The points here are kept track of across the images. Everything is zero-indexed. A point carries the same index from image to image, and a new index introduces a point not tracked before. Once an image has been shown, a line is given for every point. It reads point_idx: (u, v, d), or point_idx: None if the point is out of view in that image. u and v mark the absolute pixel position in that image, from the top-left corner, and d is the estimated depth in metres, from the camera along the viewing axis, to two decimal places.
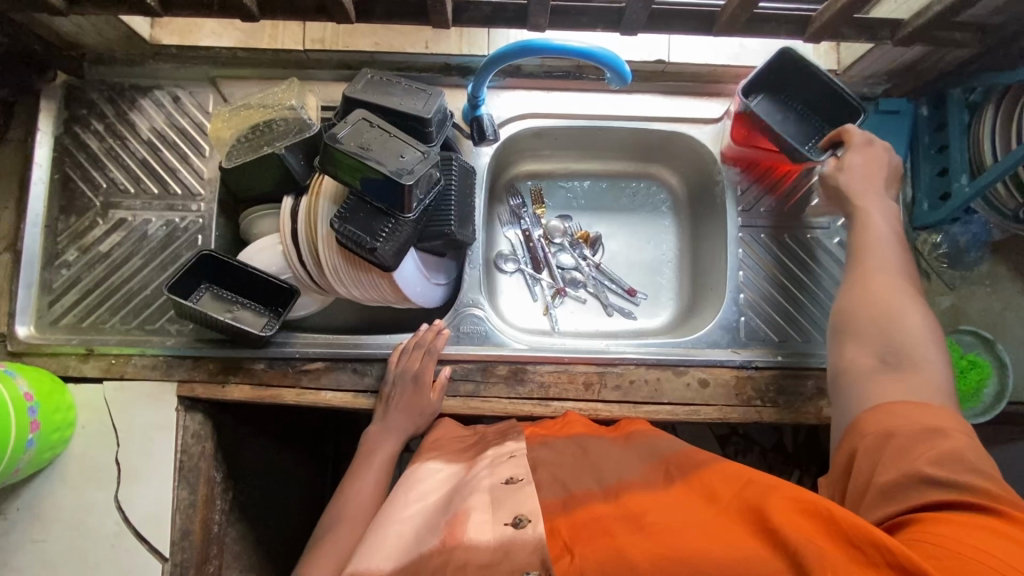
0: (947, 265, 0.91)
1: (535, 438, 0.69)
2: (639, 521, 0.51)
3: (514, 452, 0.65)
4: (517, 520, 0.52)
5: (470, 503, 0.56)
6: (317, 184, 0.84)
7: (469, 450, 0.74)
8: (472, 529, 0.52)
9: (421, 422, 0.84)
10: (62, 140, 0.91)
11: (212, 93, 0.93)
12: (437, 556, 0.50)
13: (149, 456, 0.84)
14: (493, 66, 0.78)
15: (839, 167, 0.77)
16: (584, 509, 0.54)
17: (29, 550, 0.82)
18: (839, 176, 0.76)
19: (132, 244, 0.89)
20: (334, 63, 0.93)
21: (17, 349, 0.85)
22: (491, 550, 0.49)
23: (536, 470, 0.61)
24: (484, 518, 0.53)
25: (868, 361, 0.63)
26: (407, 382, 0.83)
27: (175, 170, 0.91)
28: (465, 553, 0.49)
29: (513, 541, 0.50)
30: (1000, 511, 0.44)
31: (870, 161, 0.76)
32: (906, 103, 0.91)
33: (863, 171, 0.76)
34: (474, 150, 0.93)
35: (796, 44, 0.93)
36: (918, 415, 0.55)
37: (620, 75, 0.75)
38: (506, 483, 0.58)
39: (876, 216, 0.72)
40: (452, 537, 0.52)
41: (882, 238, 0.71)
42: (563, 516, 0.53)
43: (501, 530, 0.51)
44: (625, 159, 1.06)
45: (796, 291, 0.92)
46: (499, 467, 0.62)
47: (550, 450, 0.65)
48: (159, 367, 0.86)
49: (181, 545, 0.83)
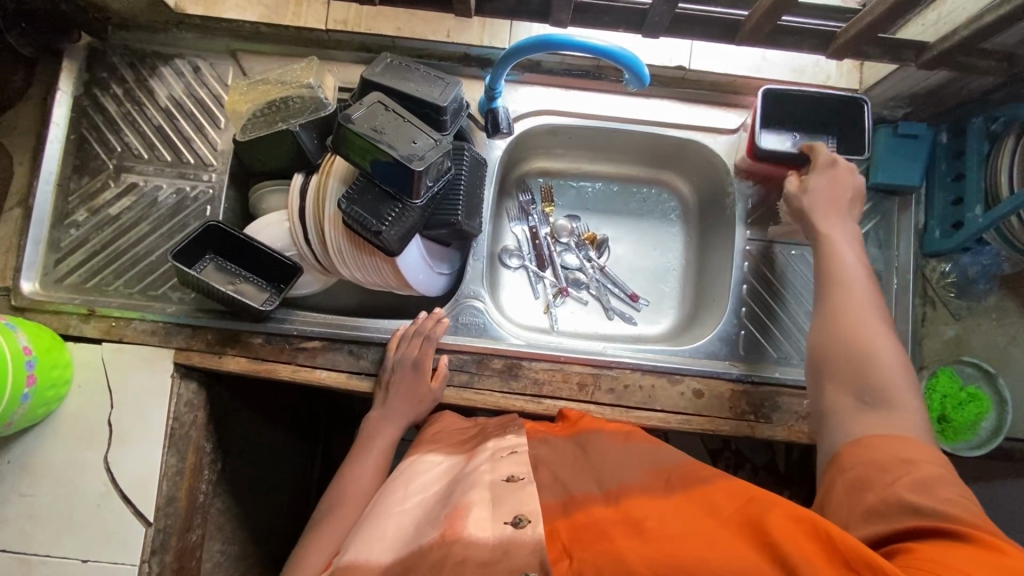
0: (954, 294, 0.90)
1: (534, 436, 0.69)
2: (640, 526, 0.50)
3: (516, 447, 0.65)
4: (517, 520, 0.52)
5: (471, 498, 0.56)
6: (329, 163, 0.84)
7: (469, 441, 0.74)
8: (472, 523, 0.52)
9: (420, 411, 0.83)
10: (81, 102, 0.92)
11: (231, 66, 0.93)
12: (436, 549, 0.51)
13: (141, 420, 0.84)
14: (511, 60, 0.78)
15: (803, 188, 0.78)
16: (583, 512, 0.54)
17: (17, 503, 0.83)
18: (802, 197, 0.77)
19: (142, 210, 0.90)
20: (355, 45, 0.93)
21: (21, 304, 0.86)
22: (490, 548, 0.49)
23: (536, 469, 0.61)
24: (484, 514, 0.54)
25: (848, 403, 0.61)
26: (407, 369, 0.83)
27: (189, 140, 0.92)
28: (462, 549, 0.50)
29: (512, 540, 0.50)
30: (978, 537, 0.43)
31: (834, 183, 0.76)
32: (927, 128, 0.89)
33: (826, 193, 0.76)
34: (488, 143, 0.93)
35: (819, 60, 0.92)
36: (897, 448, 0.54)
37: (640, 77, 0.74)
38: (506, 481, 0.58)
39: (845, 253, 0.71)
40: (451, 531, 0.52)
41: (850, 273, 0.69)
42: (564, 518, 0.53)
43: (502, 529, 0.52)
44: (638, 164, 1.06)
45: (770, 308, 0.92)
46: (500, 463, 0.62)
47: (548, 449, 0.66)
48: (159, 332, 0.86)
49: (166, 511, 0.84)
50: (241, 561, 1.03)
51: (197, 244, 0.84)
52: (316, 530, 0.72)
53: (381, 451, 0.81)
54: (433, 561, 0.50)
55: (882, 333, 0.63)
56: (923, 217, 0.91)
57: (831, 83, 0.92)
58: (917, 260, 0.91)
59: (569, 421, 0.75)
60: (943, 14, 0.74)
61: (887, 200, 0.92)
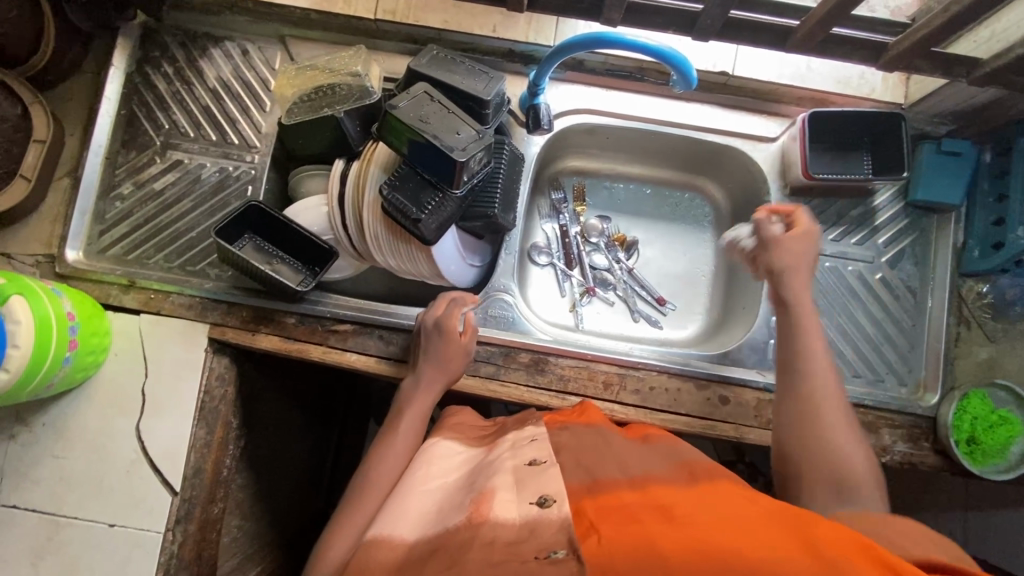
0: (990, 316, 0.89)
1: (552, 425, 0.70)
2: (671, 513, 0.50)
3: (534, 437, 0.65)
4: (543, 500, 0.53)
5: (494, 483, 0.56)
6: (371, 150, 0.85)
7: (489, 436, 0.75)
8: (499, 505, 0.53)
9: (455, 368, 0.81)
10: (133, 79, 0.94)
11: (280, 51, 0.95)
12: (463, 530, 0.51)
13: (174, 392, 0.86)
14: (559, 57, 0.79)
15: (774, 246, 0.70)
16: (609, 495, 0.54)
17: (49, 465, 0.85)
18: (773, 256, 0.69)
19: (185, 186, 0.92)
20: (401, 36, 0.94)
21: (64, 271, 0.88)
22: (516, 528, 0.50)
23: (560, 454, 0.62)
24: (510, 498, 0.54)
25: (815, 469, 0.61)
26: (434, 333, 0.81)
27: (235, 121, 0.94)
28: (491, 529, 0.50)
29: (538, 520, 0.51)
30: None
31: (805, 250, 0.70)
32: (971, 145, 0.88)
33: (795, 259, 0.69)
34: (527, 138, 0.93)
35: (865, 71, 0.92)
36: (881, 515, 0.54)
37: (687, 79, 0.75)
38: (529, 464, 0.59)
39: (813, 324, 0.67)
40: (479, 513, 0.53)
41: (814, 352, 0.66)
42: (589, 497, 0.54)
43: (528, 509, 0.53)
44: (672, 168, 1.06)
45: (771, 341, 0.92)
46: (522, 448, 0.63)
47: (568, 433, 0.66)
48: (195, 307, 0.88)
49: (192, 482, 0.86)
50: (255, 538, 1.05)
51: (234, 224, 0.86)
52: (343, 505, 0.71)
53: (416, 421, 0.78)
54: (462, 539, 0.50)
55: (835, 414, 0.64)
56: (962, 236, 0.90)
57: (875, 96, 0.91)
58: (954, 280, 0.90)
59: (584, 411, 0.75)
60: (997, 31, 0.73)
61: (926, 217, 0.92)
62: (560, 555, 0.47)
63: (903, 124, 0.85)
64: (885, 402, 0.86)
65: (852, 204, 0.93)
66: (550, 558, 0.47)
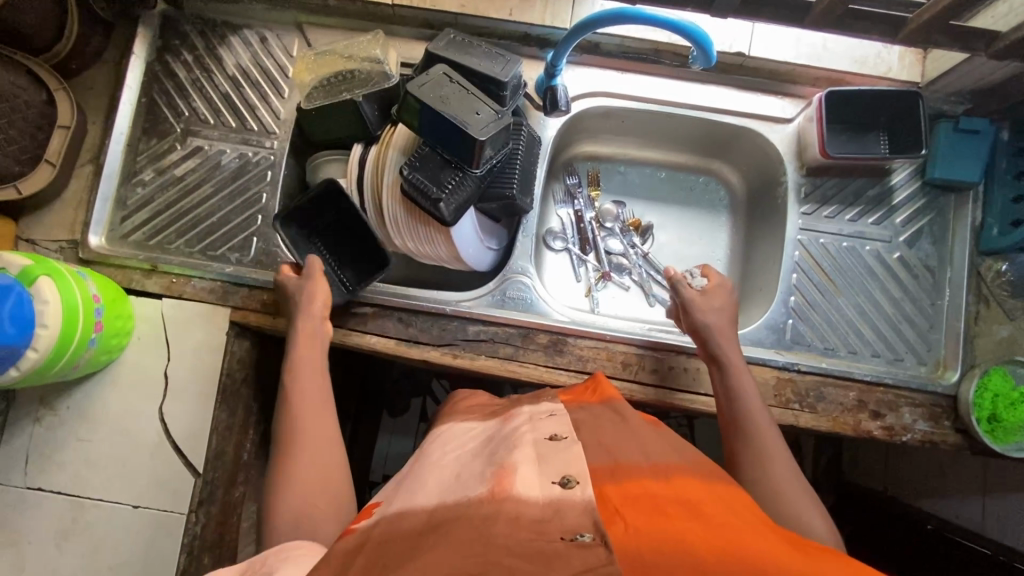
0: (1009, 294, 0.88)
1: (569, 406, 0.70)
2: (699, 509, 0.50)
3: (553, 411, 0.66)
4: (565, 481, 0.52)
5: (516, 457, 0.56)
6: (389, 135, 0.86)
7: (500, 409, 0.75)
8: (520, 480, 0.52)
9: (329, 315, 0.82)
10: (153, 67, 0.95)
11: (297, 38, 0.96)
12: (487, 505, 0.50)
13: (196, 375, 0.87)
14: (577, 36, 0.79)
15: (704, 306, 0.80)
16: (634, 481, 0.53)
17: (73, 448, 0.86)
18: (709, 314, 0.79)
19: (206, 172, 0.93)
20: (418, 21, 0.95)
21: (87, 256, 0.89)
22: (541, 507, 0.49)
23: (579, 431, 0.62)
24: (532, 472, 0.54)
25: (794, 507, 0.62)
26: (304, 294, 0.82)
27: (254, 107, 0.95)
28: (515, 506, 0.49)
29: (563, 500, 0.50)
30: None
31: (728, 305, 0.82)
32: (989, 123, 0.88)
33: (723, 313, 0.80)
34: (543, 121, 0.94)
35: (882, 51, 0.92)
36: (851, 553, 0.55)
37: (707, 55, 0.76)
38: (549, 440, 0.59)
39: (742, 379, 0.75)
40: (501, 487, 0.52)
41: (748, 404, 0.72)
42: (612, 482, 0.53)
43: (550, 488, 0.52)
44: (687, 152, 1.06)
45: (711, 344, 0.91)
46: (541, 424, 0.63)
47: (585, 412, 0.67)
48: (217, 291, 0.89)
49: (214, 464, 0.86)
50: None
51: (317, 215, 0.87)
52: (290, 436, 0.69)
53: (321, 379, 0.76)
54: (484, 515, 0.49)
55: (778, 454, 0.67)
56: (980, 214, 0.90)
57: (891, 76, 0.92)
58: (972, 258, 0.90)
59: (598, 387, 0.75)
60: (1015, 5, 0.73)
61: (943, 196, 0.92)
62: (587, 538, 0.45)
63: (921, 101, 0.84)
64: (904, 380, 0.86)
65: (869, 183, 0.93)
66: (578, 541, 0.44)
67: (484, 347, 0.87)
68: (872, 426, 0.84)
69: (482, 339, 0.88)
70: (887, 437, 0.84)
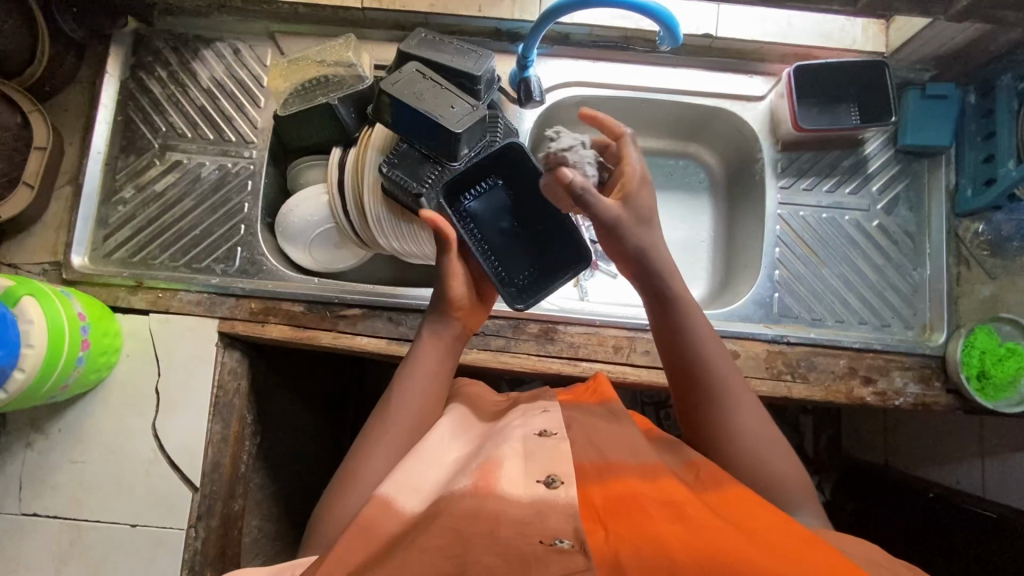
0: (988, 254, 0.90)
1: (565, 404, 0.70)
2: (682, 511, 0.50)
3: (546, 408, 0.65)
4: (550, 480, 0.52)
5: (502, 452, 0.55)
6: (367, 136, 0.87)
7: (495, 406, 0.75)
8: (506, 480, 0.52)
9: (466, 323, 0.75)
10: (128, 85, 0.95)
11: (270, 47, 0.97)
12: (468, 499, 0.50)
13: (187, 389, 0.86)
14: (546, 22, 0.81)
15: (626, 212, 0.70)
16: (619, 481, 0.54)
17: (67, 470, 0.85)
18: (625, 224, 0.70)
19: (186, 186, 0.93)
20: (389, 23, 0.96)
21: (71, 277, 0.88)
22: (524, 507, 0.49)
23: (570, 429, 0.62)
24: (517, 471, 0.53)
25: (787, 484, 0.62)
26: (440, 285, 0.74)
27: (230, 118, 0.95)
28: (498, 503, 0.49)
29: (545, 502, 0.49)
30: None
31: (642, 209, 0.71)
32: (955, 88, 0.90)
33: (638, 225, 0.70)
34: (519, 113, 0.95)
35: (846, 23, 0.94)
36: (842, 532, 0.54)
37: (674, 35, 0.77)
38: (539, 435, 0.58)
39: (695, 323, 0.66)
40: (485, 482, 0.51)
41: (707, 353, 0.65)
42: (597, 483, 0.54)
43: (534, 487, 0.51)
44: (664, 137, 1.07)
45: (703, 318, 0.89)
46: (532, 419, 0.62)
47: (576, 409, 0.68)
48: (203, 303, 0.88)
49: (211, 477, 0.86)
50: (275, 540, 1.04)
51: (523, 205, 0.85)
52: (390, 410, 0.66)
53: (443, 379, 0.71)
54: (465, 509, 0.49)
55: (745, 402, 0.64)
56: (954, 177, 0.92)
57: (856, 48, 0.93)
58: (949, 221, 0.91)
59: (598, 387, 0.74)
60: None
61: (917, 161, 0.93)
62: (566, 544, 0.45)
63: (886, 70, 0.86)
64: (892, 344, 0.87)
65: (843, 155, 0.95)
66: (557, 546, 0.45)
67: (475, 341, 0.87)
68: (865, 392, 0.84)
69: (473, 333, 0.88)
70: (880, 403, 0.84)
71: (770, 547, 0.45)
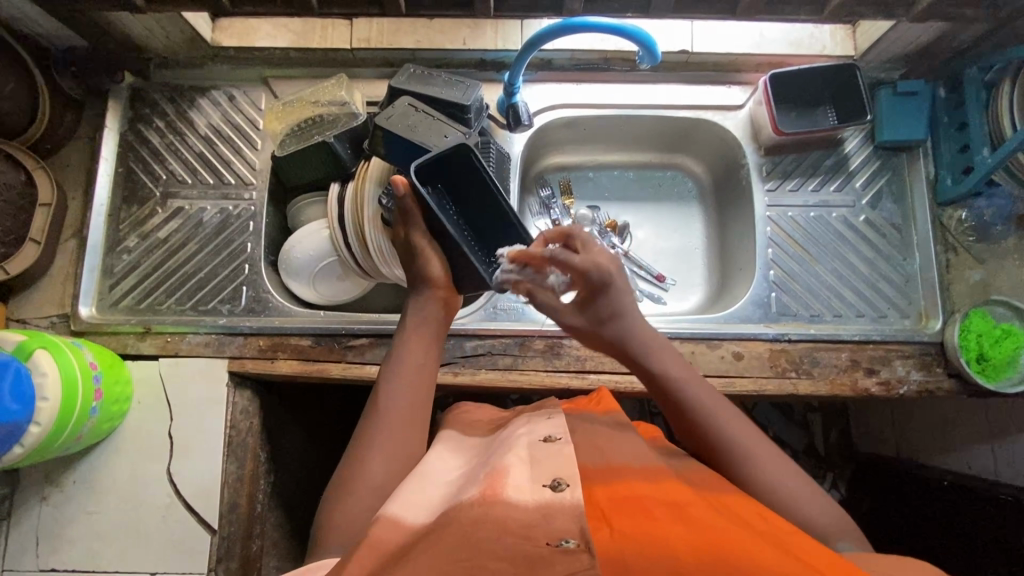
0: (973, 239, 0.92)
1: (572, 413, 0.72)
2: (685, 512, 0.50)
3: (550, 414, 0.66)
4: (555, 483, 0.52)
5: (507, 462, 0.56)
6: (365, 169, 0.90)
7: (504, 421, 0.75)
8: (512, 487, 0.52)
9: (446, 294, 0.72)
10: (127, 137, 0.98)
11: (263, 92, 1.00)
12: (475, 508, 0.50)
13: (201, 430, 0.87)
14: (530, 52, 0.85)
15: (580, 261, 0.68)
16: (623, 483, 0.55)
17: (84, 521, 0.84)
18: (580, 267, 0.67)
19: (189, 231, 0.95)
20: (378, 61, 0.99)
21: (80, 328, 0.89)
22: (529, 511, 0.49)
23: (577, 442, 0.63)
24: (522, 478, 0.53)
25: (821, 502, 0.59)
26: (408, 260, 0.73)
27: (229, 162, 0.97)
28: (504, 511, 0.49)
29: (551, 505, 0.49)
30: None
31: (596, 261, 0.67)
32: (924, 84, 0.93)
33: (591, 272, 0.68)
34: (509, 137, 0.98)
35: (813, 30, 0.98)
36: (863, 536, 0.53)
37: (653, 53, 0.81)
38: (544, 441, 0.59)
39: (690, 385, 0.65)
40: (492, 491, 0.51)
41: (711, 415, 0.63)
42: (600, 485, 0.55)
43: (541, 492, 0.51)
44: (650, 151, 1.11)
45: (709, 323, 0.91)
46: (536, 426, 0.62)
47: (585, 420, 0.69)
48: (212, 343, 0.89)
49: (229, 518, 0.85)
50: None
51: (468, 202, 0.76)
52: (373, 420, 0.63)
53: (426, 376, 0.67)
54: (472, 519, 0.48)
55: (768, 459, 0.61)
56: (934, 168, 0.95)
57: (827, 53, 0.98)
58: (932, 210, 0.94)
59: (601, 398, 0.77)
60: None
61: (895, 156, 0.97)
62: (571, 544, 0.45)
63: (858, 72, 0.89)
64: (891, 334, 0.89)
65: (825, 154, 0.98)
66: (563, 546, 0.45)
67: (484, 361, 0.89)
68: (869, 382, 0.86)
69: (481, 353, 0.89)
70: (885, 392, 0.85)
71: (775, 549, 0.45)
